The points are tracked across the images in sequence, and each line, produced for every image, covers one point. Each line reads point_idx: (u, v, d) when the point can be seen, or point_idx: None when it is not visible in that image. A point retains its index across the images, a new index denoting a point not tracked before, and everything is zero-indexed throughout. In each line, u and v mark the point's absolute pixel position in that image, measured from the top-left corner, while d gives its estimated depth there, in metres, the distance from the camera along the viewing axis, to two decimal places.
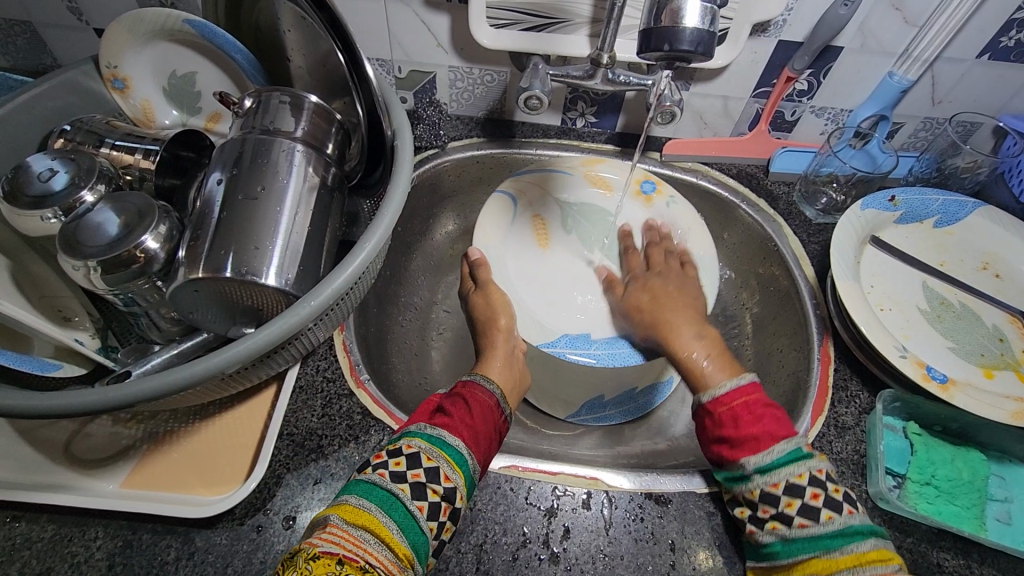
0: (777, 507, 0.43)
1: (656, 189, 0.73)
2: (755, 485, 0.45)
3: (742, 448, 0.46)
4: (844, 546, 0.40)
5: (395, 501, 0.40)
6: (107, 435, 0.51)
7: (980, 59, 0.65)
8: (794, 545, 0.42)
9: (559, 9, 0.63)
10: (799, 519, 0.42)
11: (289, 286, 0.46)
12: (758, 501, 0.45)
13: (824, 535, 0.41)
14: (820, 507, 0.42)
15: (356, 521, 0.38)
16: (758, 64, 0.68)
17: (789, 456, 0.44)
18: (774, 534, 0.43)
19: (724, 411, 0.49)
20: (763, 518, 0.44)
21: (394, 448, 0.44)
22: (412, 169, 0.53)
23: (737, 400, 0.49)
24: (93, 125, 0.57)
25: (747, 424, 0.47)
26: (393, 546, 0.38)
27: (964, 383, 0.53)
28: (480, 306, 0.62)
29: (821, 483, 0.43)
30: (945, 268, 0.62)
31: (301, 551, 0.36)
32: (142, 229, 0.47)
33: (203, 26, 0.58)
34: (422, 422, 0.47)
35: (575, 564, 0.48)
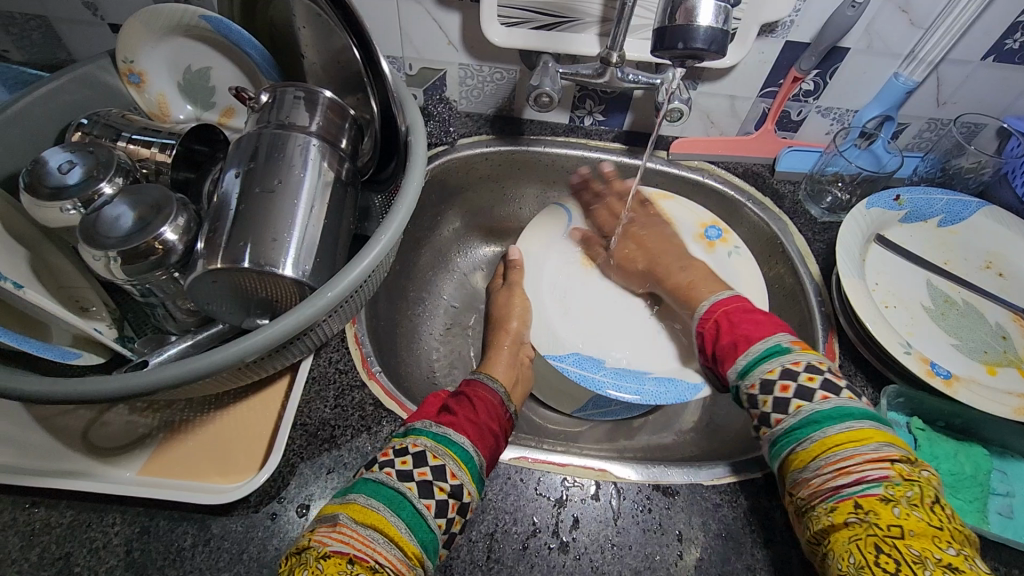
0: (760, 408, 0.48)
1: (721, 237, 0.71)
2: (741, 391, 0.50)
3: (727, 355, 0.53)
4: (816, 430, 0.44)
5: (402, 499, 0.41)
6: (124, 424, 0.52)
7: (984, 61, 0.66)
8: (780, 443, 0.46)
9: (570, 9, 0.64)
10: (776, 415, 0.47)
11: (306, 277, 0.47)
12: (749, 405, 0.49)
13: (810, 420, 0.45)
14: (789, 399, 0.46)
15: (365, 521, 0.39)
16: (765, 64, 0.69)
17: (765, 353, 0.50)
18: (780, 429, 0.46)
19: (710, 324, 0.56)
20: (757, 425, 0.49)
21: (401, 448, 0.45)
22: (426, 164, 0.53)
23: (717, 314, 0.56)
24: (110, 118, 0.58)
25: (729, 336, 0.54)
26: (402, 545, 0.39)
27: (966, 379, 0.54)
28: (501, 303, 0.69)
29: (792, 375, 0.47)
30: (950, 266, 0.62)
31: (311, 550, 0.38)
32: (161, 221, 0.47)
33: (219, 22, 0.59)
34: (427, 420, 0.48)
35: (584, 553, 0.49)
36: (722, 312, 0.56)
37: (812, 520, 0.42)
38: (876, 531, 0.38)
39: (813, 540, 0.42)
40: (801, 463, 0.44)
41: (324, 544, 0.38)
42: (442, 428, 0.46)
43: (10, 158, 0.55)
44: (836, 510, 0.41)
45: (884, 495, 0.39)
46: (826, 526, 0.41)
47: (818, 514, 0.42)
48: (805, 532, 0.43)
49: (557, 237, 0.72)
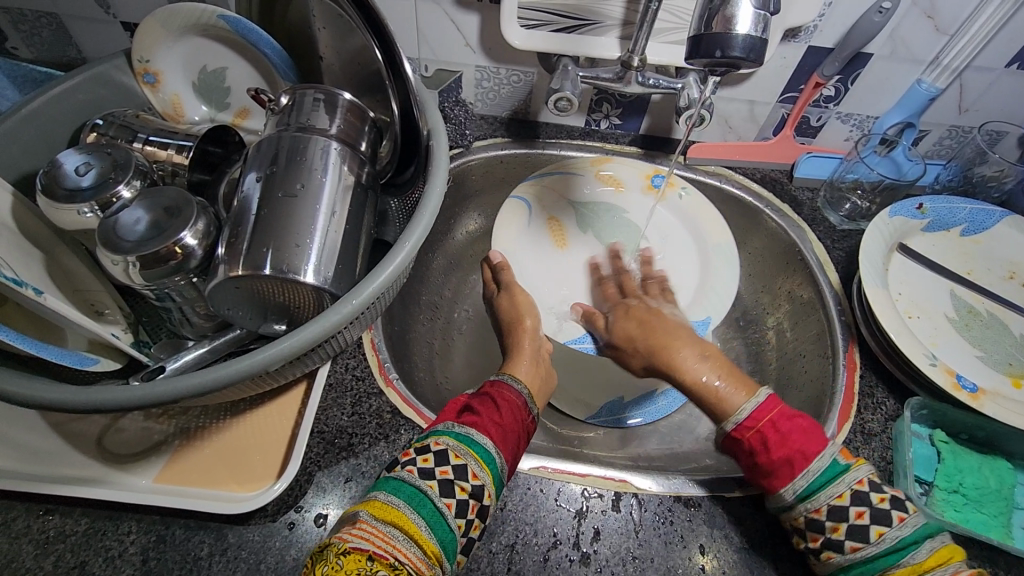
0: (825, 534, 0.44)
1: (666, 182, 0.74)
2: (798, 513, 0.45)
3: (777, 477, 0.46)
4: (901, 560, 0.41)
5: (421, 496, 0.40)
6: (139, 430, 0.51)
7: (1009, 68, 0.65)
8: (853, 571, 0.43)
9: (591, 11, 0.63)
10: (850, 543, 0.43)
11: (327, 283, 0.46)
12: (806, 528, 0.45)
13: (885, 552, 0.42)
14: (868, 526, 0.42)
15: (386, 517, 0.39)
16: (786, 68, 0.68)
17: (828, 473, 0.45)
18: (832, 565, 0.44)
19: (752, 434, 0.47)
20: (816, 549, 0.45)
21: (422, 446, 0.44)
22: (447, 168, 0.53)
23: (764, 420, 0.47)
24: (126, 119, 0.57)
25: (778, 452, 0.46)
26: (421, 543, 0.38)
27: (992, 392, 0.53)
28: (505, 306, 0.62)
29: (865, 499, 0.43)
30: (973, 276, 0.62)
31: (331, 546, 0.37)
32: (180, 225, 0.47)
33: (237, 22, 0.57)
34: (447, 420, 0.47)
35: (606, 566, 0.48)
36: (763, 420, 0.47)
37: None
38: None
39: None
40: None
41: (340, 538, 0.37)
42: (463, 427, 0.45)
43: (24, 158, 0.54)
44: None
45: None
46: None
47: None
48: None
49: (525, 225, 0.70)
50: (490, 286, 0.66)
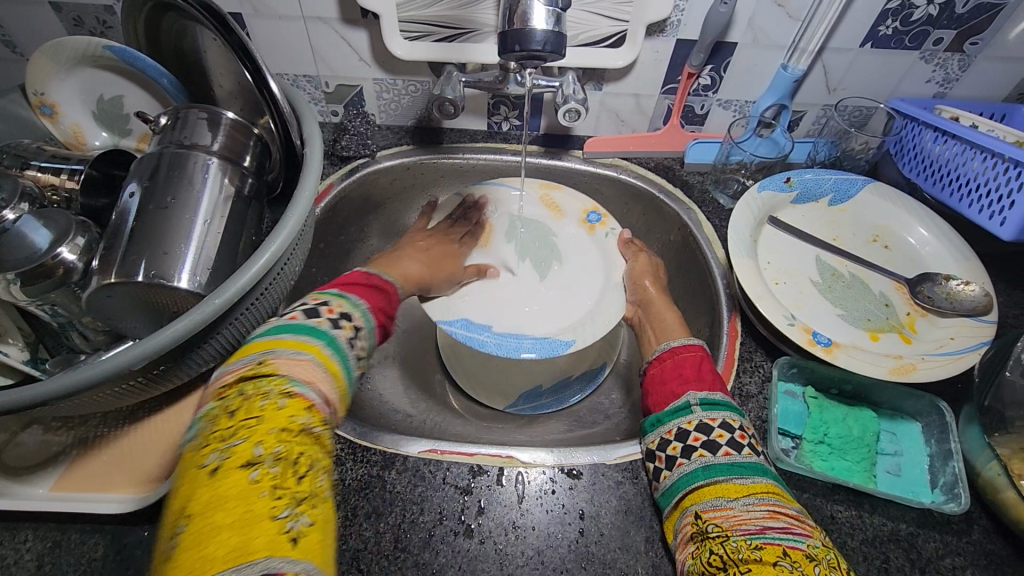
0: (710, 437, 0.49)
1: (601, 220, 0.77)
2: (690, 416, 0.51)
3: (684, 389, 0.54)
4: (757, 475, 0.46)
5: (347, 366, 0.46)
6: (37, 444, 0.53)
7: (863, 47, 0.70)
8: (715, 468, 0.47)
9: (467, 21, 0.67)
10: (726, 448, 0.48)
11: (201, 288, 0.49)
12: (690, 429, 0.50)
13: (737, 461, 0.47)
14: (743, 442, 0.48)
15: (326, 366, 0.43)
16: (661, 61, 0.73)
17: (725, 403, 0.52)
18: (699, 461, 0.48)
19: (670, 359, 0.58)
20: (690, 447, 0.49)
21: (346, 313, 0.50)
22: (321, 173, 0.56)
23: (687, 353, 0.58)
24: (23, 149, 0.60)
25: (689, 374, 0.56)
26: (338, 403, 0.43)
27: (848, 345, 0.57)
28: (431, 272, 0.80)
29: (747, 430, 0.50)
30: (839, 242, 0.66)
31: (274, 380, 0.39)
32: (60, 242, 0.50)
33: (123, 51, 0.61)
34: (360, 297, 0.54)
35: (488, 537, 0.51)
36: (687, 355, 0.58)
37: (722, 548, 0.41)
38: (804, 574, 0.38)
39: (705, 561, 0.42)
40: (730, 495, 0.44)
41: (283, 376, 0.39)
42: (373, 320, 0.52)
43: None
44: (764, 550, 0.40)
45: (807, 553, 0.39)
46: (748, 561, 0.39)
47: (733, 545, 0.41)
48: (706, 555, 0.42)
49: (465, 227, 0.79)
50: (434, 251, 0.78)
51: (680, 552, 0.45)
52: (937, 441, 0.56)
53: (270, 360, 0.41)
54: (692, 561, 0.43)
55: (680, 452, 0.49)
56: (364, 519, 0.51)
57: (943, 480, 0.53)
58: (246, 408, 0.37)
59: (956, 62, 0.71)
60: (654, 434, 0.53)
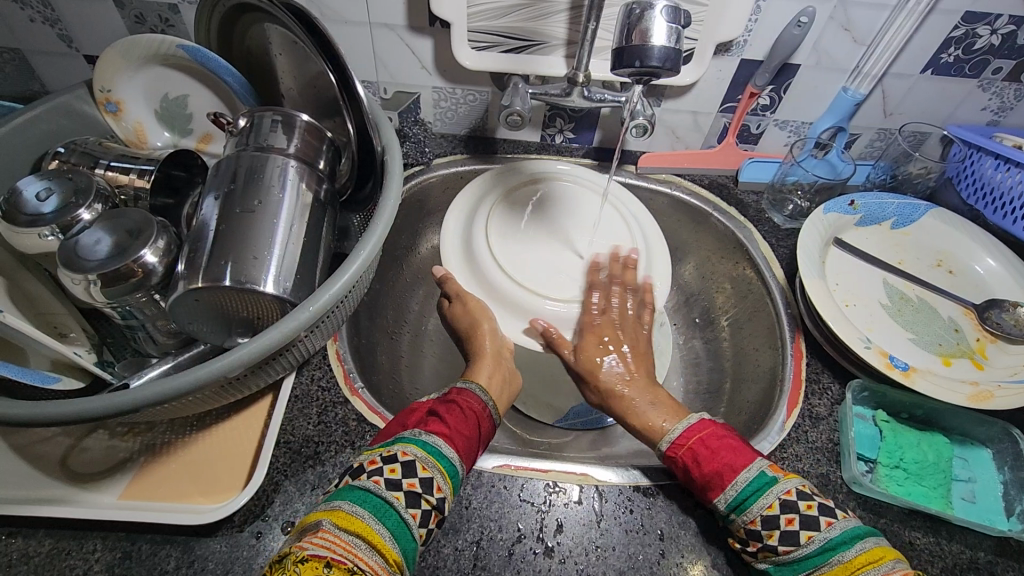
0: (763, 540, 0.45)
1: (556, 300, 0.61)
2: (736, 524, 0.46)
3: (710, 489, 0.48)
4: (831, 559, 0.42)
5: (388, 509, 0.41)
6: (104, 449, 0.52)
7: (924, 73, 0.71)
8: (787, 570, 0.44)
9: (536, 32, 0.68)
10: (782, 547, 0.44)
11: (288, 293, 0.48)
12: (745, 537, 0.46)
13: (805, 556, 0.43)
14: (798, 530, 0.43)
15: (351, 526, 0.39)
16: (723, 80, 0.73)
17: (756, 485, 0.46)
18: (768, 561, 0.45)
19: (686, 450, 0.50)
20: (755, 551, 0.46)
21: (391, 456, 0.45)
22: (402, 183, 0.56)
23: (692, 440, 0.50)
24: (88, 146, 0.59)
25: (706, 462, 0.48)
26: (384, 551, 0.39)
27: (924, 370, 0.57)
28: (459, 315, 0.60)
29: (794, 505, 0.44)
30: (904, 266, 0.66)
31: (290, 555, 0.37)
32: (140, 244, 0.48)
33: (197, 51, 0.59)
34: (416, 428, 0.49)
35: (569, 557, 0.50)
36: (695, 437, 0.50)
37: None
38: None
39: None
40: None
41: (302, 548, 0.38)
42: (432, 438, 0.46)
43: None
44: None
45: None
46: None
47: None
48: None
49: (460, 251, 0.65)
50: (446, 303, 0.63)
51: None
52: (1012, 468, 0.55)
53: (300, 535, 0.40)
54: None
55: (746, 551, 0.47)
56: (442, 536, 0.50)
57: (1020, 509, 0.53)
58: None
59: (1013, 91, 0.72)
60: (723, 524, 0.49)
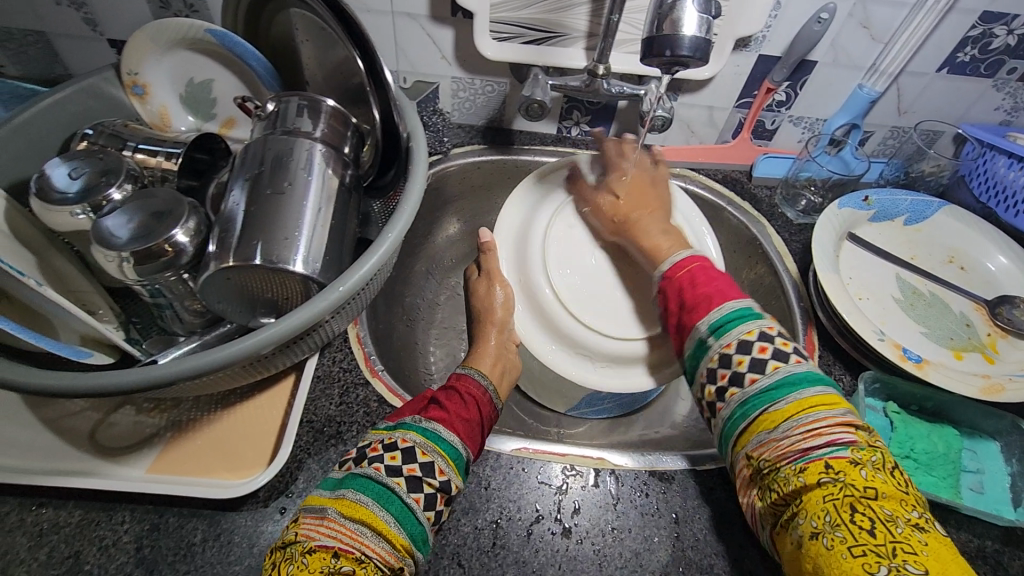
0: (731, 369, 0.44)
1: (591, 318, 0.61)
2: (712, 352, 0.45)
3: (695, 313, 0.48)
4: (789, 395, 0.40)
5: (391, 494, 0.41)
6: (130, 424, 0.53)
7: (939, 72, 0.72)
8: (749, 404, 0.42)
9: (557, 24, 0.68)
10: (751, 375, 0.43)
11: (316, 274, 0.49)
12: (716, 366, 0.45)
13: (770, 388, 0.42)
14: (766, 360, 0.43)
15: (353, 515, 0.39)
16: (741, 75, 0.74)
17: (739, 314, 0.46)
18: (734, 401, 0.43)
19: (680, 276, 0.52)
20: (723, 386, 0.44)
21: (389, 444, 0.44)
22: (427, 170, 0.57)
23: (690, 266, 0.52)
24: (115, 128, 0.60)
25: (694, 293, 0.50)
26: (390, 538, 0.39)
27: (936, 363, 0.59)
28: (481, 293, 0.64)
29: (770, 337, 0.44)
30: (916, 261, 0.68)
31: (298, 543, 0.38)
32: (173, 223, 0.49)
33: (224, 36, 0.60)
34: (417, 415, 0.48)
35: (586, 537, 0.51)
36: (687, 268, 0.52)
37: (774, 484, 0.39)
38: (851, 492, 0.35)
39: (768, 501, 0.39)
40: (769, 426, 0.40)
41: (308, 537, 0.38)
42: (432, 423, 0.45)
43: (14, 166, 0.57)
44: (808, 471, 0.37)
45: (851, 459, 0.37)
46: (797, 493, 0.37)
47: (781, 476, 0.38)
48: (765, 495, 0.39)
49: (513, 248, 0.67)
50: (474, 272, 0.68)
51: (745, 494, 0.42)
52: (1019, 461, 0.56)
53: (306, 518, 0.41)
54: (760, 503, 0.41)
55: (716, 397, 0.45)
56: (461, 515, 0.51)
57: None
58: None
59: None
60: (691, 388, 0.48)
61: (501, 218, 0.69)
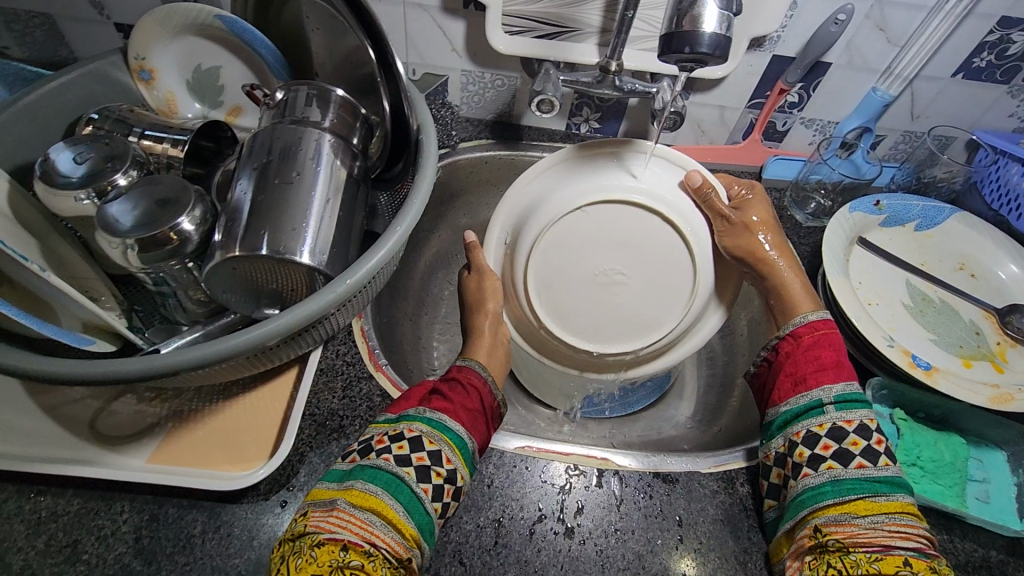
0: (841, 442, 0.47)
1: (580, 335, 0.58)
2: (826, 419, 0.49)
3: (818, 376, 0.51)
4: (892, 492, 0.44)
5: (400, 483, 0.41)
6: (131, 414, 0.52)
7: (954, 77, 0.71)
8: (845, 485, 0.45)
9: (570, 19, 0.68)
10: (860, 459, 0.46)
11: (322, 266, 0.49)
12: (823, 434, 0.48)
13: (871, 475, 0.45)
14: (881, 452, 0.46)
15: (364, 504, 0.39)
16: (754, 75, 0.73)
17: (858, 396, 0.50)
18: (827, 474, 0.46)
19: (808, 338, 0.54)
20: (818, 455, 0.48)
21: (397, 432, 0.45)
22: (437, 161, 0.56)
23: (829, 334, 0.55)
24: (120, 113, 0.59)
25: (827, 360, 0.52)
26: (400, 527, 0.40)
27: (945, 370, 0.58)
28: (472, 288, 0.61)
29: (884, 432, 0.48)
30: (926, 267, 0.67)
31: (306, 536, 0.38)
32: (179, 212, 0.49)
33: (234, 22, 0.59)
34: (419, 405, 0.48)
35: (589, 537, 0.50)
36: (825, 334, 0.54)
37: (839, 561, 0.42)
38: None
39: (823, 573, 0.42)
40: (857, 511, 0.44)
41: (317, 529, 0.38)
42: (439, 413, 0.46)
43: (20, 149, 0.56)
44: (884, 562, 0.41)
45: (929, 565, 0.41)
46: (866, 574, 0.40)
47: (852, 558, 0.42)
48: (822, 566, 0.43)
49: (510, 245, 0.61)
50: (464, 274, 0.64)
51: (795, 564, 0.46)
52: None
53: (313, 511, 0.40)
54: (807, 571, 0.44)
55: (807, 461, 0.48)
56: (464, 513, 0.51)
57: None
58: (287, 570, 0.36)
59: None
60: (770, 440, 0.52)
61: (503, 208, 0.61)
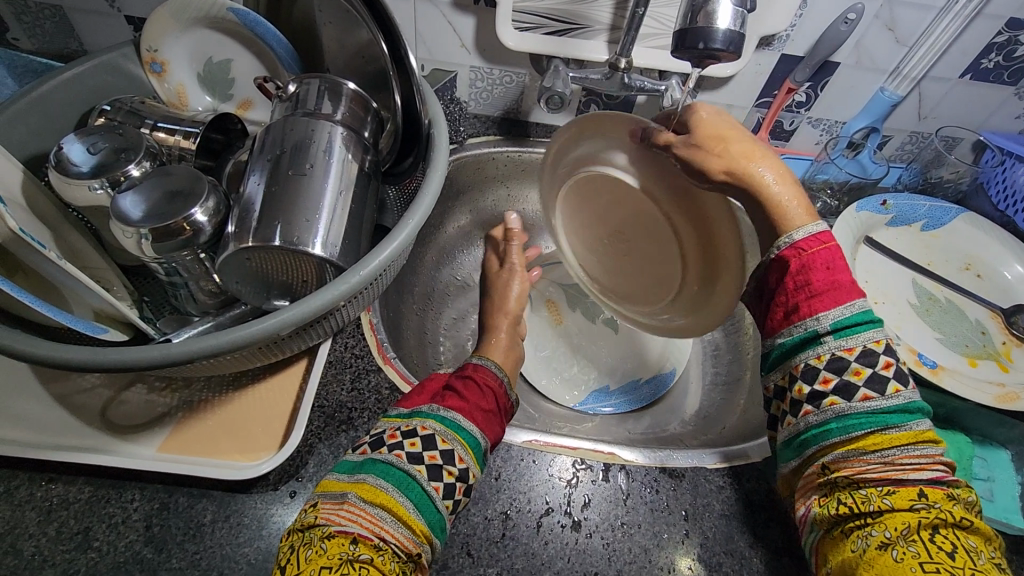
0: (842, 377, 0.39)
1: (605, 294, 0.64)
2: (825, 350, 0.40)
3: (814, 307, 0.40)
4: (905, 423, 0.38)
5: (411, 481, 0.41)
6: (142, 403, 0.53)
7: (962, 78, 0.71)
8: (851, 422, 0.38)
9: (580, 16, 0.68)
10: (865, 391, 0.38)
11: (334, 258, 0.49)
12: (823, 368, 0.40)
13: (882, 409, 0.38)
14: (890, 379, 0.38)
15: (375, 500, 0.39)
16: (762, 74, 0.73)
17: (866, 316, 0.39)
18: (831, 412, 0.39)
19: (801, 260, 0.41)
20: (820, 392, 0.40)
21: (410, 429, 0.45)
22: (449, 154, 0.57)
23: (818, 249, 0.41)
24: (132, 105, 0.60)
25: (819, 282, 0.40)
26: (409, 522, 0.39)
27: (952, 369, 0.59)
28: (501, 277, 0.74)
29: (894, 351, 0.39)
30: (933, 267, 0.68)
31: (317, 528, 0.38)
32: (192, 202, 0.49)
33: (247, 15, 0.60)
34: (432, 403, 0.48)
35: (595, 531, 0.51)
36: (821, 250, 0.41)
37: (850, 498, 0.38)
38: (943, 519, 0.35)
39: (833, 512, 0.39)
40: (869, 447, 0.38)
41: (328, 521, 0.38)
42: (451, 412, 0.46)
43: (32, 140, 0.56)
44: (896, 495, 0.36)
45: (946, 493, 0.37)
46: (880, 513, 0.36)
47: (863, 495, 0.37)
48: (832, 505, 0.39)
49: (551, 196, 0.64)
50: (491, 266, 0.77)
51: (803, 497, 0.42)
52: None
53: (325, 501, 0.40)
54: (817, 510, 0.40)
55: (807, 398, 0.40)
56: (472, 505, 0.51)
57: None
58: (299, 560, 0.36)
59: None
60: (768, 373, 0.44)
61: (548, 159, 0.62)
